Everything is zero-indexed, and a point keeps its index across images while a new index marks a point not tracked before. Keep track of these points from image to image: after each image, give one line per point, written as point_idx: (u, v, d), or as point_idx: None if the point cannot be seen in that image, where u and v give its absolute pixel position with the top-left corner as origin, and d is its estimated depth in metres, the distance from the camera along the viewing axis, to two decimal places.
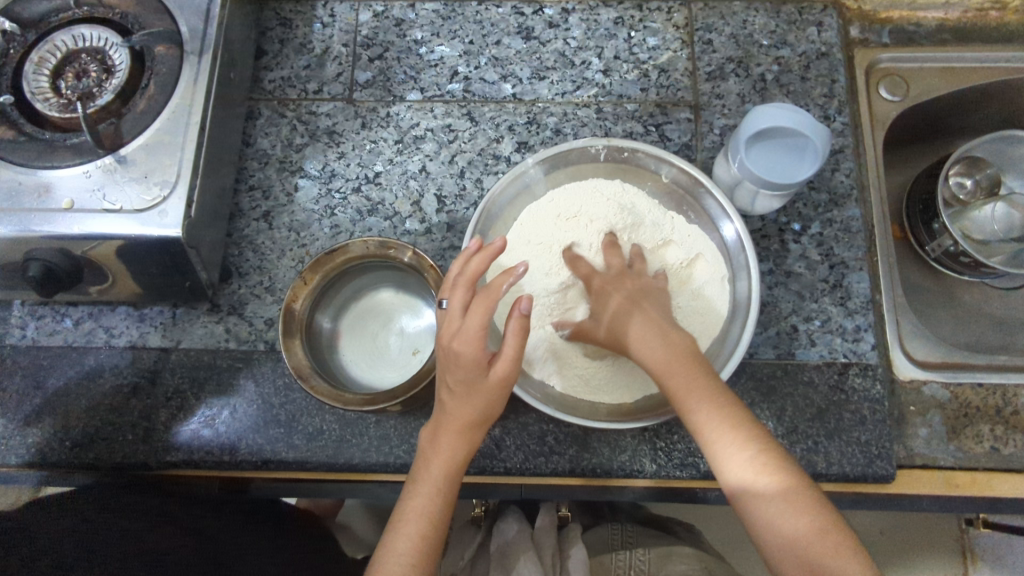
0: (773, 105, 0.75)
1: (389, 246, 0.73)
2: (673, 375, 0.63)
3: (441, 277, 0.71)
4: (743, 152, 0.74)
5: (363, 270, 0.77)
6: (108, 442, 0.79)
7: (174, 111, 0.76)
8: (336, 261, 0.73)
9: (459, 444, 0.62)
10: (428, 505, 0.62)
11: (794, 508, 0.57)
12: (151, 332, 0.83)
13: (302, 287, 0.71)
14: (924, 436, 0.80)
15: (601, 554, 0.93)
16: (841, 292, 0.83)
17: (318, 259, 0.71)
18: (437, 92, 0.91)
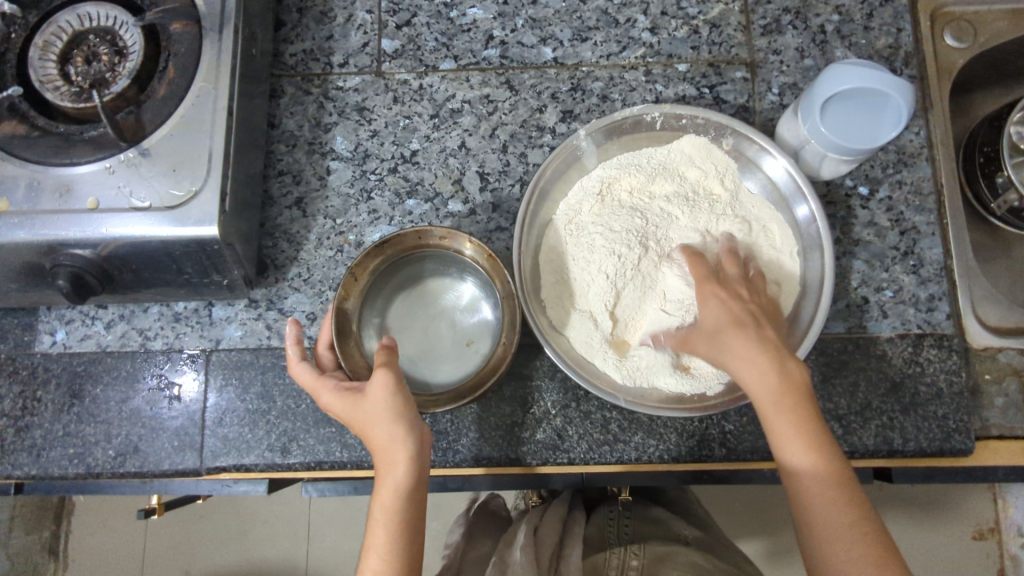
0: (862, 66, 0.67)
1: (444, 236, 0.71)
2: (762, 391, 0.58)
3: (500, 264, 0.70)
4: (817, 116, 0.69)
5: (414, 262, 0.74)
6: (155, 448, 0.76)
7: (197, 95, 0.70)
8: (389, 249, 0.71)
9: (391, 485, 0.56)
10: (382, 555, 0.55)
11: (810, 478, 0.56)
12: (187, 333, 0.79)
13: (353, 282, 0.70)
14: (1000, 405, 0.77)
15: (596, 555, 0.80)
16: (913, 260, 0.79)
17: (370, 249, 0.70)
18: (472, 60, 0.85)
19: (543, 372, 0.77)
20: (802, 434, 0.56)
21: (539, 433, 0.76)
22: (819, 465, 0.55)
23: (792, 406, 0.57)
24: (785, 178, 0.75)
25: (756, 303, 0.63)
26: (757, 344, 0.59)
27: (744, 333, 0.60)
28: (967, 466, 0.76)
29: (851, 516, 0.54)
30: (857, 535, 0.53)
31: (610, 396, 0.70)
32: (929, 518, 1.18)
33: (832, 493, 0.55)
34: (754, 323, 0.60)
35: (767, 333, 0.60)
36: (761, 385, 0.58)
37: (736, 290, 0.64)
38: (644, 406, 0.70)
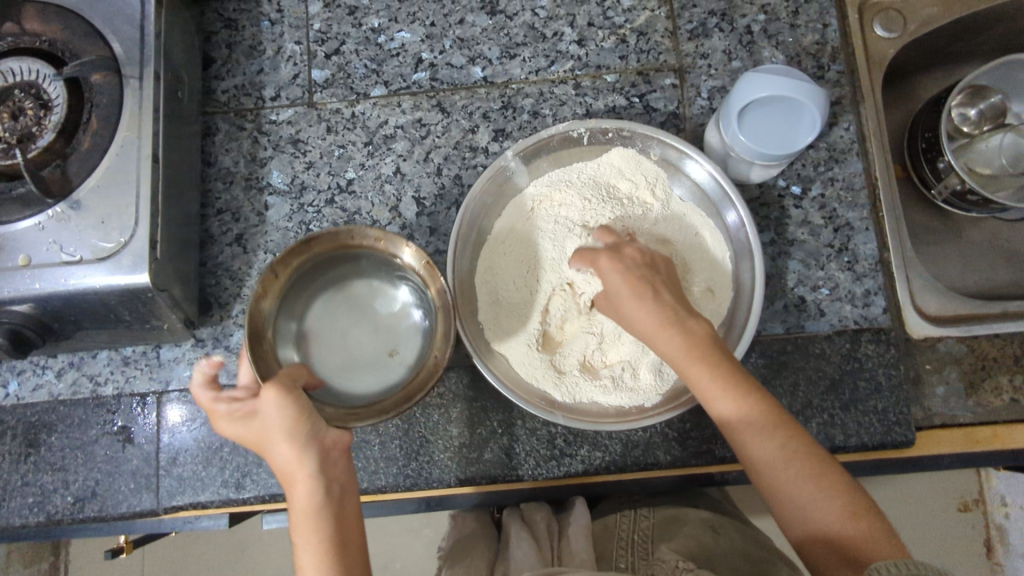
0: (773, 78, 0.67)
1: (378, 238, 0.69)
2: (682, 356, 0.61)
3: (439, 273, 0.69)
4: (736, 125, 0.69)
5: (338, 265, 0.73)
6: (113, 492, 0.78)
7: (122, 145, 0.71)
8: (318, 250, 0.70)
9: (303, 501, 0.57)
10: (314, 573, 0.55)
11: (754, 430, 0.59)
12: (137, 376, 0.80)
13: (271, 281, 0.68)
14: (942, 394, 0.78)
15: (605, 518, 0.82)
16: (848, 256, 0.79)
17: (297, 247, 0.68)
18: (402, 84, 0.85)
19: (488, 392, 0.78)
20: (723, 384, 0.60)
21: (487, 452, 0.77)
22: (743, 409, 0.60)
23: (716, 368, 0.60)
24: (713, 186, 0.75)
25: (651, 264, 0.65)
26: (659, 310, 0.61)
27: (643, 299, 0.62)
28: (910, 456, 0.77)
29: (782, 439, 0.59)
30: (794, 455, 0.58)
31: (547, 414, 0.71)
32: (916, 498, 1.12)
33: (767, 428, 0.59)
34: (652, 288, 0.62)
35: (664, 294, 0.63)
36: (676, 352, 0.61)
37: (630, 254, 0.65)
38: (583, 421, 0.72)
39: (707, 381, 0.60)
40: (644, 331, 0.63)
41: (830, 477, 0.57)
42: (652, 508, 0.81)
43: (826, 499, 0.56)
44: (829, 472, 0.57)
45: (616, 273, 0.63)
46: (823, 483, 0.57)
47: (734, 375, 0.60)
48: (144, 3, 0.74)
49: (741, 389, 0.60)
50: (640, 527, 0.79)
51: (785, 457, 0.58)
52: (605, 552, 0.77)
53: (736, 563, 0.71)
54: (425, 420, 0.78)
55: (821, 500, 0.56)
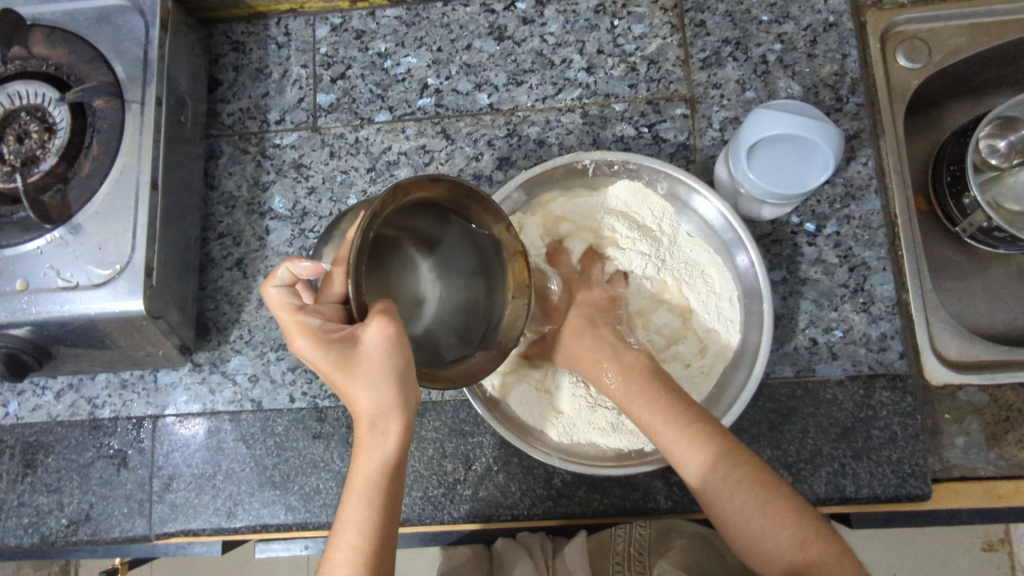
0: (793, 117, 0.63)
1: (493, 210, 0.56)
2: (635, 400, 0.62)
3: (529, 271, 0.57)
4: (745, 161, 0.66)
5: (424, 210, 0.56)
6: (106, 516, 0.77)
7: (122, 170, 0.70)
8: (437, 191, 0.54)
9: (379, 457, 0.52)
10: (363, 531, 0.50)
11: (727, 485, 0.55)
12: (134, 399, 0.80)
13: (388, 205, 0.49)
14: (961, 446, 0.74)
15: (600, 534, 0.74)
16: (863, 297, 0.76)
17: (424, 181, 0.52)
18: (407, 110, 0.84)
19: (484, 428, 0.76)
20: (667, 418, 0.59)
21: (482, 490, 0.75)
22: (689, 442, 0.58)
23: (665, 409, 0.60)
24: (721, 223, 0.72)
25: (596, 304, 0.71)
26: (598, 343, 0.67)
27: (585, 334, 0.68)
28: (926, 510, 0.73)
29: (721, 467, 0.56)
30: (739, 480, 0.55)
31: (543, 457, 0.68)
32: (939, 535, 1.06)
33: (717, 459, 0.57)
34: (592, 324, 0.69)
35: (603, 330, 0.68)
36: (616, 388, 0.64)
37: (579, 296, 0.71)
38: (581, 465, 0.69)
39: (666, 428, 0.59)
40: (587, 365, 0.67)
41: (777, 504, 0.54)
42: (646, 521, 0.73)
43: (774, 526, 0.53)
44: (781, 496, 0.54)
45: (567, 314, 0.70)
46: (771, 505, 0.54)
47: (677, 403, 0.60)
48: (148, 28, 0.74)
49: (685, 422, 0.59)
50: (636, 540, 0.71)
51: (731, 483, 0.55)
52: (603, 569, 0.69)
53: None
54: (420, 455, 0.76)
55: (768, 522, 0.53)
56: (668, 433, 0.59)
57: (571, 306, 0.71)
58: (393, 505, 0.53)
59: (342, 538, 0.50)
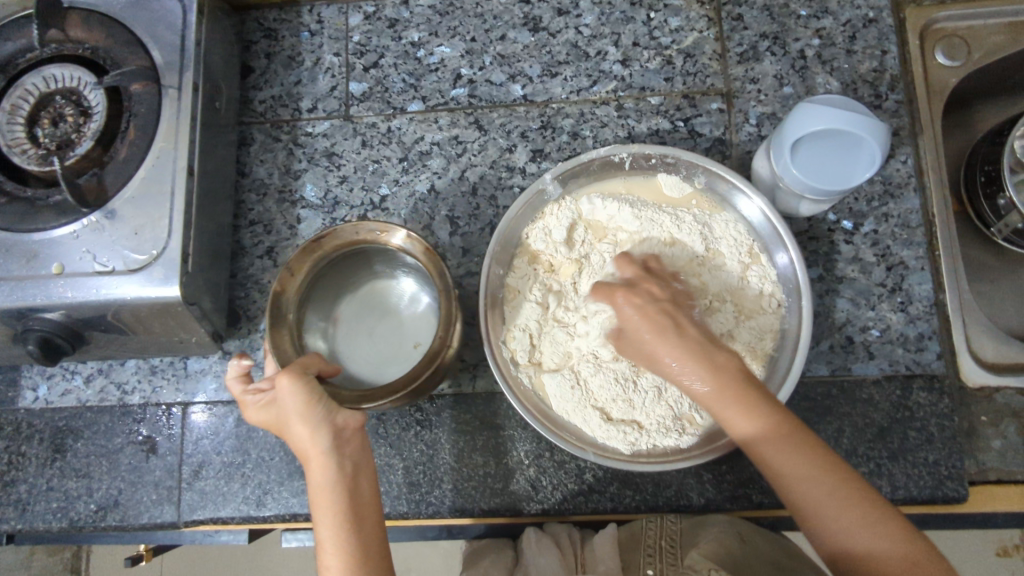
0: (855, 117, 0.62)
1: (379, 231, 0.67)
2: (725, 404, 0.57)
3: (435, 258, 0.65)
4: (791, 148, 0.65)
5: (367, 254, 0.72)
6: (134, 502, 0.77)
7: (158, 156, 0.70)
8: (327, 247, 0.68)
9: (317, 483, 0.54)
10: (332, 548, 0.53)
11: (807, 466, 0.54)
12: (164, 386, 0.80)
13: (289, 282, 0.66)
14: (997, 448, 0.73)
15: (634, 525, 0.71)
16: (901, 297, 0.75)
17: (305, 246, 0.66)
18: (440, 100, 0.83)
19: (516, 421, 0.76)
20: (744, 408, 0.56)
21: (513, 483, 0.74)
22: (768, 434, 0.56)
23: (740, 395, 0.56)
24: (761, 220, 0.71)
25: (671, 297, 0.61)
26: (682, 350, 0.57)
27: (667, 337, 0.58)
28: (961, 513, 0.72)
29: (795, 447, 0.55)
30: (850, 503, 0.52)
31: (579, 451, 0.67)
32: (954, 537, 1.06)
33: (810, 467, 0.54)
34: (672, 322, 0.59)
35: (688, 332, 0.59)
36: (706, 395, 0.57)
37: (648, 287, 0.61)
38: (616, 460, 0.67)
39: (738, 416, 0.56)
40: (671, 370, 0.58)
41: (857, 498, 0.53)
42: (679, 517, 0.70)
43: (861, 525, 0.51)
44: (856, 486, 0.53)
45: (633, 312, 0.59)
46: (883, 532, 0.51)
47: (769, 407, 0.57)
48: (185, 13, 0.74)
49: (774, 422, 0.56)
50: (668, 532, 0.67)
51: (839, 506, 0.52)
52: (631, 562, 0.65)
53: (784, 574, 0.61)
54: (452, 447, 0.76)
55: (881, 548, 0.51)
56: (740, 419, 0.56)
57: (642, 300, 0.60)
58: (354, 517, 0.54)
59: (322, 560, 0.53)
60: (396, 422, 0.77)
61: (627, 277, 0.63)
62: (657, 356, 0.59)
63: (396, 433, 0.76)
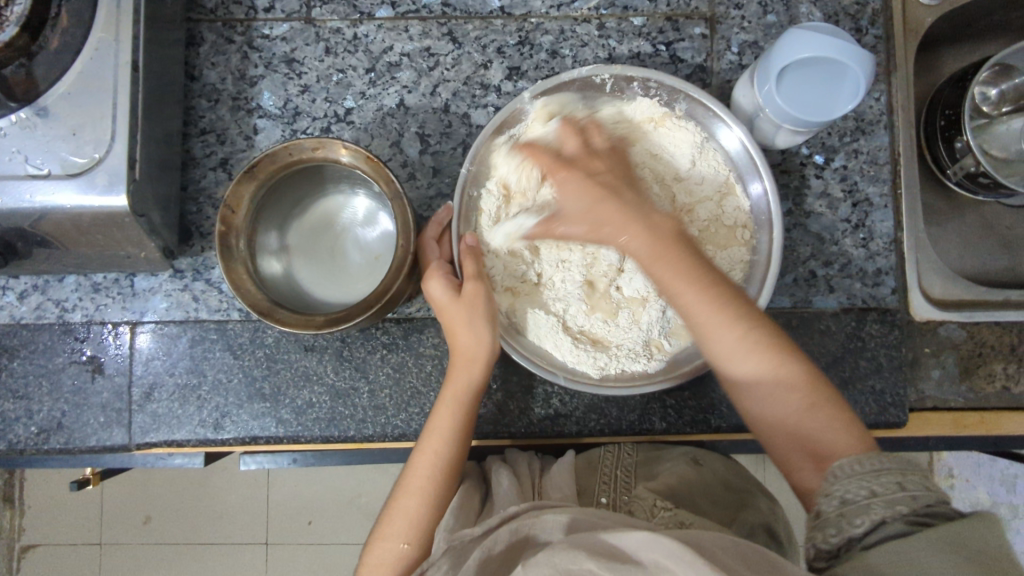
0: (859, 55, 0.61)
1: (315, 147, 0.62)
2: (664, 265, 0.55)
3: (380, 168, 0.62)
4: (793, 53, 0.63)
5: (311, 172, 0.67)
6: (80, 425, 0.73)
7: (96, 48, 0.63)
8: (265, 174, 0.63)
9: (459, 384, 0.64)
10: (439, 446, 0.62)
11: (731, 327, 0.55)
12: (109, 304, 0.75)
13: (232, 218, 0.62)
14: (936, 378, 0.77)
15: (589, 453, 0.71)
16: (863, 233, 0.77)
17: (241, 178, 0.61)
18: (411, 7, 0.78)
19: None
20: (693, 283, 0.54)
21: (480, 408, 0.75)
22: (707, 297, 0.54)
23: (672, 263, 0.55)
24: (739, 150, 0.70)
25: (610, 168, 0.59)
26: (627, 211, 0.56)
27: (614, 204, 0.56)
28: (899, 437, 0.77)
29: (722, 310, 0.55)
30: (783, 377, 0.54)
31: (550, 375, 0.67)
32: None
33: (739, 330, 0.55)
34: (618, 185, 0.57)
35: (625, 192, 0.57)
36: (640, 246, 0.55)
37: (589, 163, 0.59)
38: (586, 384, 0.68)
39: (692, 292, 0.54)
40: (618, 239, 0.56)
41: (788, 368, 0.55)
42: (634, 446, 0.72)
43: (788, 395, 0.54)
44: (791, 364, 0.55)
45: (575, 184, 0.57)
46: (817, 411, 0.54)
47: (718, 285, 0.55)
48: None
49: (710, 284, 0.55)
50: (624, 465, 0.68)
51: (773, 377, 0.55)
52: (588, 487, 0.66)
53: (726, 496, 0.67)
54: (419, 371, 0.74)
55: (808, 422, 0.53)
56: (665, 272, 0.55)
57: (580, 176, 0.58)
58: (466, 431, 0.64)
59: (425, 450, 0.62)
60: (361, 344, 0.75)
61: (572, 150, 0.61)
62: (599, 218, 0.56)
63: (361, 357, 0.74)
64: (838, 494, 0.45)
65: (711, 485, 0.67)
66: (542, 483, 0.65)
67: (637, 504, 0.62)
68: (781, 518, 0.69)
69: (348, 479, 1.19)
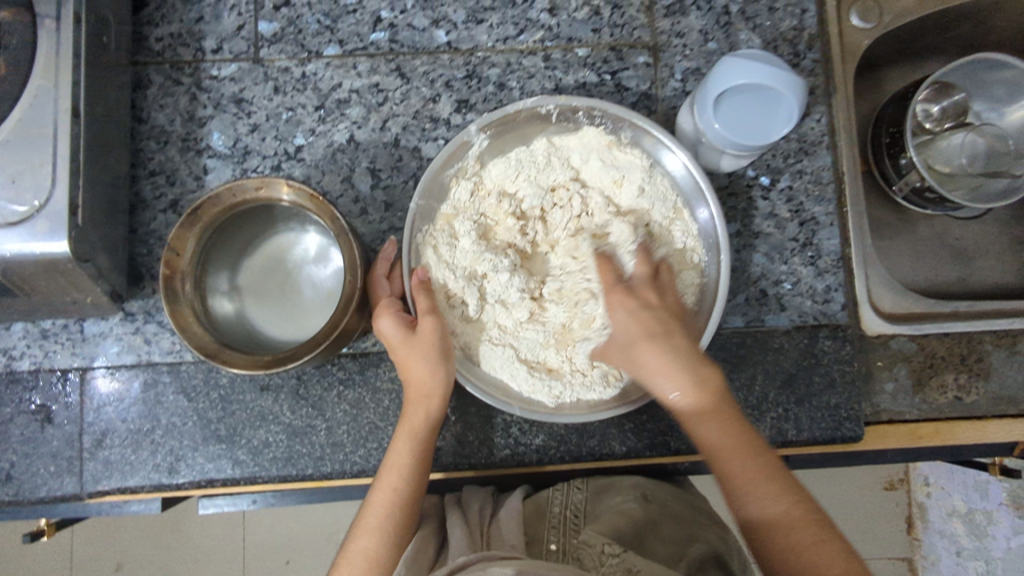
0: (789, 85, 0.63)
1: (258, 187, 0.62)
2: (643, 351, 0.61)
3: (324, 205, 0.62)
4: (736, 76, 0.64)
5: (259, 211, 0.68)
6: (28, 476, 0.72)
7: (35, 94, 0.62)
8: (209, 215, 0.62)
9: (415, 419, 0.64)
10: (394, 484, 0.61)
11: (713, 426, 0.58)
12: (58, 351, 0.74)
13: (177, 260, 0.62)
14: (890, 390, 0.78)
15: (537, 495, 0.71)
16: (811, 251, 0.79)
17: (183, 221, 0.61)
18: (359, 44, 0.79)
19: None
20: (671, 371, 0.59)
21: (439, 440, 0.74)
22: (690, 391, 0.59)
23: (671, 356, 0.60)
24: (684, 174, 0.71)
25: (665, 305, 0.64)
26: (671, 356, 0.60)
27: (659, 345, 0.60)
28: (857, 451, 0.78)
29: (711, 404, 0.58)
30: (768, 480, 0.55)
31: (504, 406, 0.68)
32: (845, 472, 1.16)
33: (724, 428, 0.58)
34: (665, 330, 0.61)
35: (675, 336, 0.61)
36: (679, 399, 0.59)
37: (644, 294, 0.64)
38: (541, 413, 0.68)
39: (666, 375, 0.59)
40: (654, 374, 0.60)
41: (770, 478, 0.55)
42: (585, 480, 0.73)
43: (772, 500, 0.54)
44: (776, 477, 0.56)
45: (626, 315, 0.62)
46: (780, 508, 0.54)
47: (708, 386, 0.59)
48: None
49: (692, 373, 0.59)
50: (572, 504, 0.69)
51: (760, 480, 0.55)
52: (537, 534, 0.66)
53: (676, 530, 0.65)
54: (376, 406, 0.74)
55: (774, 515, 0.53)
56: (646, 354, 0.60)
57: (635, 307, 0.63)
58: (424, 467, 0.63)
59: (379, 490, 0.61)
60: (317, 381, 0.74)
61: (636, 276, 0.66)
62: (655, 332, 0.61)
63: (317, 393, 0.74)
64: None
65: (658, 519, 0.66)
66: (491, 530, 0.66)
67: (585, 551, 0.61)
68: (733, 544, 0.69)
69: (319, 515, 1.17)
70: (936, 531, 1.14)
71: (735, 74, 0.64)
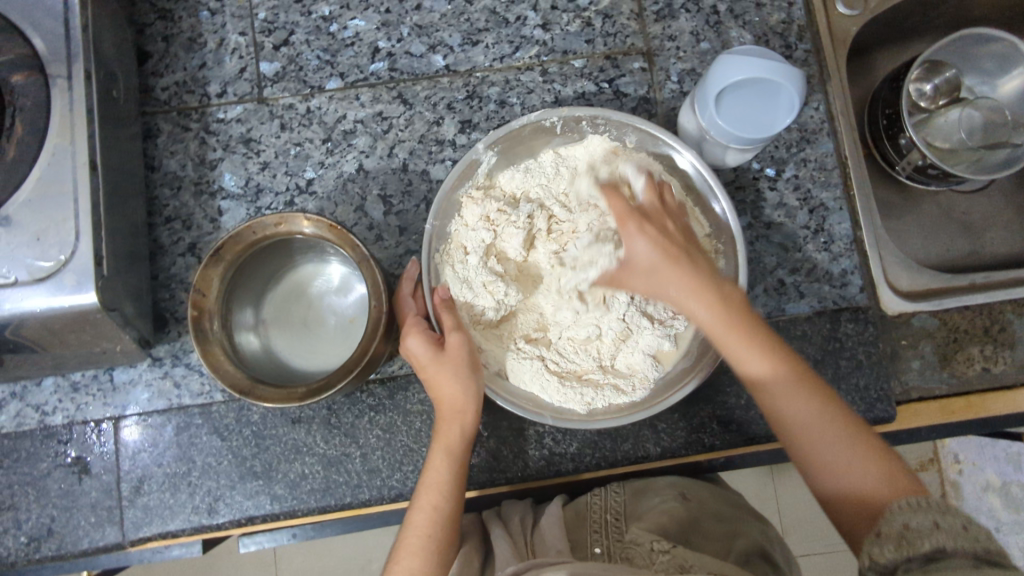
0: (786, 77, 0.64)
1: (278, 222, 0.63)
2: (663, 280, 0.61)
3: (344, 235, 0.63)
4: (732, 73, 0.65)
5: (280, 247, 0.69)
6: (69, 529, 0.72)
7: (53, 151, 0.64)
8: (234, 253, 0.64)
9: (449, 437, 0.64)
10: (432, 504, 0.61)
11: (764, 354, 0.60)
12: (90, 402, 0.75)
13: (204, 300, 0.62)
14: (917, 368, 0.78)
15: (576, 503, 0.71)
16: (824, 237, 0.80)
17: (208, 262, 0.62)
18: (359, 76, 0.80)
19: None
20: (732, 319, 0.60)
21: (474, 457, 0.75)
22: (738, 329, 0.60)
23: (722, 301, 0.60)
24: (692, 173, 0.72)
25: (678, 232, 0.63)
26: (693, 276, 0.60)
27: (678, 269, 0.60)
28: (891, 431, 0.78)
29: (770, 349, 0.60)
30: (836, 428, 0.57)
31: (536, 417, 0.69)
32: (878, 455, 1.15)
33: (783, 366, 0.59)
34: (685, 254, 0.61)
35: (692, 264, 0.61)
36: (708, 320, 0.61)
37: (660, 222, 0.63)
38: (573, 421, 0.69)
39: (702, 309, 0.61)
40: (678, 298, 0.61)
41: (841, 428, 0.57)
42: (621, 484, 0.73)
43: (852, 458, 0.55)
44: (842, 425, 0.57)
45: (644, 242, 0.61)
46: (869, 463, 0.55)
47: (748, 325, 0.61)
48: None
49: (733, 313, 0.60)
50: (612, 508, 0.69)
51: (820, 421, 0.58)
52: (580, 538, 0.65)
53: (718, 527, 0.66)
54: (408, 428, 0.74)
55: (860, 475, 0.54)
56: (683, 297, 0.61)
57: (653, 233, 0.61)
58: (460, 486, 0.63)
59: (417, 513, 0.61)
60: (348, 410, 0.75)
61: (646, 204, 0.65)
62: (666, 275, 0.61)
63: (349, 422, 0.74)
64: (899, 520, 0.48)
65: (701, 516, 0.66)
66: (533, 538, 0.65)
67: (634, 549, 0.60)
68: (776, 541, 0.68)
69: (355, 545, 1.16)
70: (974, 510, 1.10)
71: (732, 70, 0.65)
